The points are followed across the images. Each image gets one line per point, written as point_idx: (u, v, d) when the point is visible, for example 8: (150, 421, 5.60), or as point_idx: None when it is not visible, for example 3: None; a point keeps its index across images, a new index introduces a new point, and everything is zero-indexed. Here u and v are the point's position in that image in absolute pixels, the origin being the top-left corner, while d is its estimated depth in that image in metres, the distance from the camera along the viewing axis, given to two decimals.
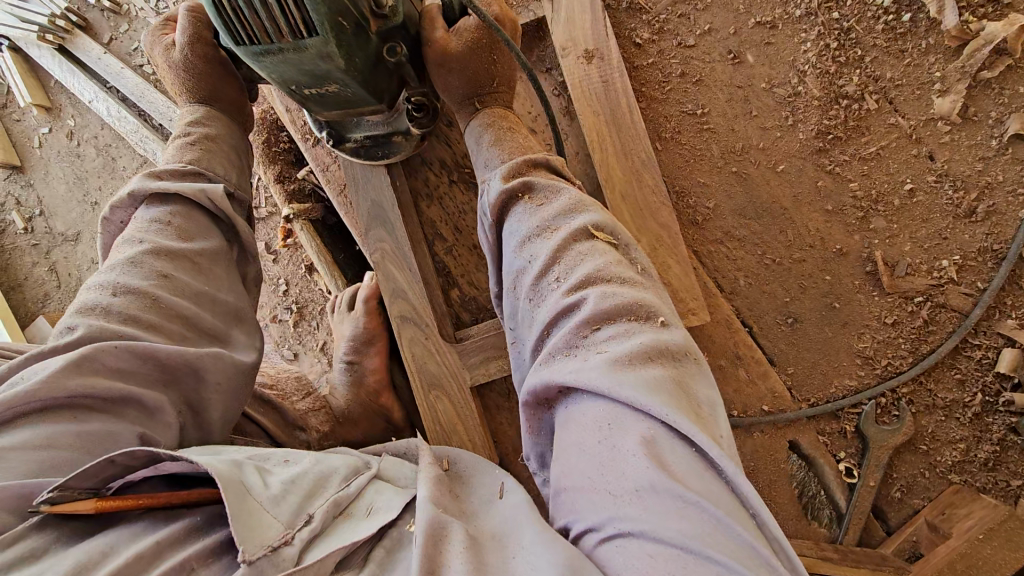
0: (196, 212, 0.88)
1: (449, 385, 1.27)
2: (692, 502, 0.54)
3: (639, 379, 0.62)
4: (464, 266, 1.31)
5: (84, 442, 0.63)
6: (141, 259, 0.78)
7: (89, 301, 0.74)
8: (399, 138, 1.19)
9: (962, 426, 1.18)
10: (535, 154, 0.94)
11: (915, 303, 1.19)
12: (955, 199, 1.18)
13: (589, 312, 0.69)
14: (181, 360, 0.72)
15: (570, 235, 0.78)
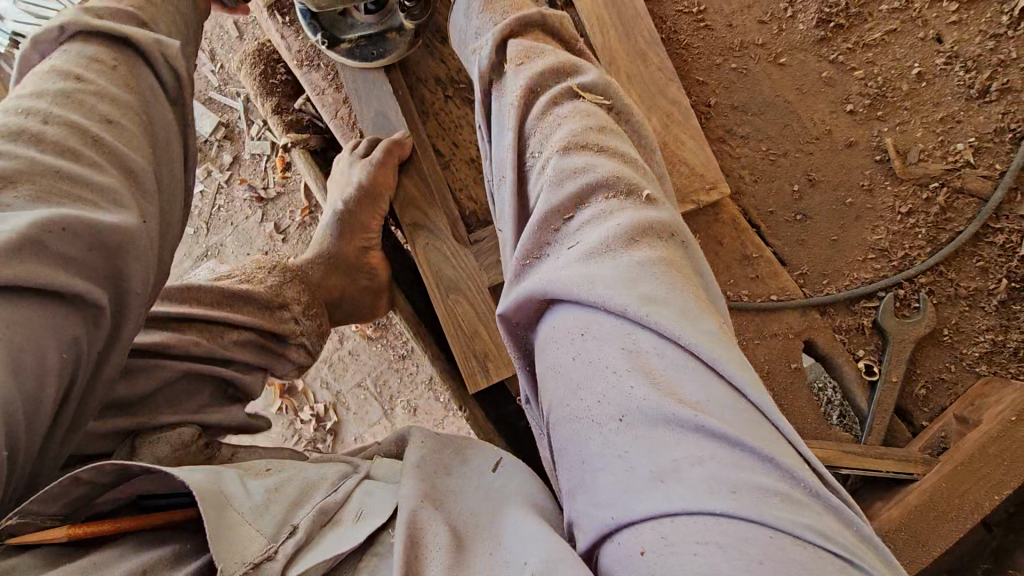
0: (145, 71, 0.77)
1: (467, 288, 1.26)
2: (676, 413, 0.55)
3: (616, 277, 0.62)
4: (463, 180, 1.31)
5: (7, 332, 0.54)
6: (80, 97, 0.69)
7: (4, 121, 0.65)
8: (394, 35, 1.22)
9: (990, 315, 1.12)
10: (530, 10, 0.91)
11: (930, 189, 1.15)
12: (967, 80, 1.14)
13: (562, 202, 0.70)
14: (123, 238, 0.64)
15: (553, 98, 0.79)
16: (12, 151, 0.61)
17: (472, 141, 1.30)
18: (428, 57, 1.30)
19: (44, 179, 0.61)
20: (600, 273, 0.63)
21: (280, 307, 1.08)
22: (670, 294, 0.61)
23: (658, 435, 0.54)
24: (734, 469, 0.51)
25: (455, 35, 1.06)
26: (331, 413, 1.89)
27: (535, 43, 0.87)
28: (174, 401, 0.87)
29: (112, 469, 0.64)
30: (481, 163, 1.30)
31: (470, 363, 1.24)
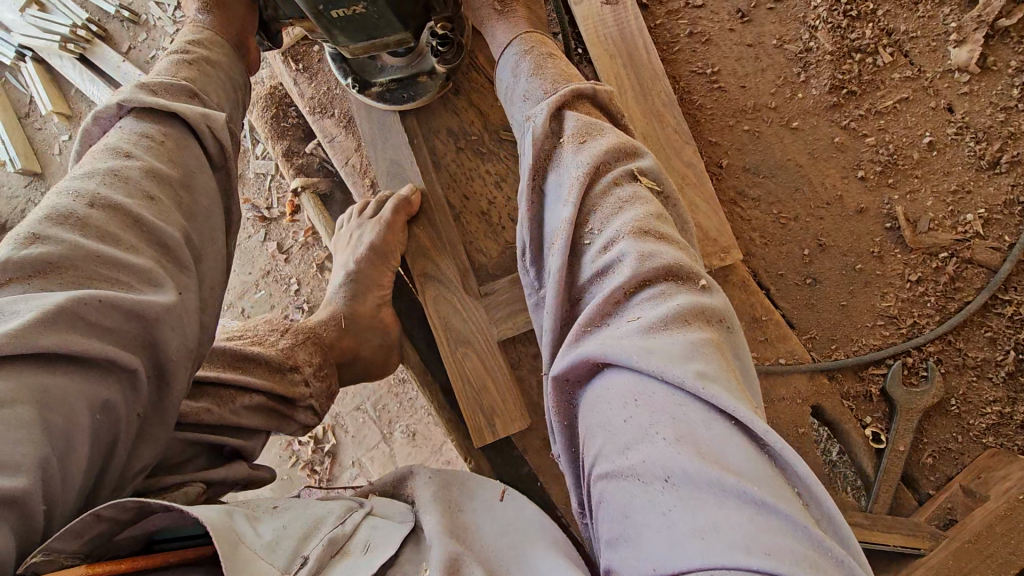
0: (193, 145, 0.85)
1: (476, 339, 1.25)
2: (726, 485, 0.52)
3: (672, 350, 0.61)
4: (474, 231, 1.31)
5: (48, 398, 0.59)
6: (129, 175, 0.75)
7: (60, 206, 0.70)
8: (424, 78, 1.24)
9: (996, 386, 1.13)
10: (584, 85, 0.91)
11: (940, 259, 1.15)
12: (977, 151, 1.14)
13: (626, 277, 0.68)
14: (158, 309, 0.68)
15: (614, 178, 0.78)
16: (61, 235, 0.67)
17: (483, 193, 1.30)
18: (441, 109, 1.30)
19: (87, 258, 0.66)
20: (656, 344, 0.62)
21: (292, 369, 1.10)
22: (723, 372, 0.61)
23: (706, 503, 0.52)
24: (770, 533, 0.49)
25: (500, 90, 1.05)
26: (330, 437, 1.82)
27: (590, 121, 0.86)
28: (177, 466, 0.87)
29: (134, 506, 0.63)
30: (491, 217, 1.30)
31: (477, 418, 1.24)
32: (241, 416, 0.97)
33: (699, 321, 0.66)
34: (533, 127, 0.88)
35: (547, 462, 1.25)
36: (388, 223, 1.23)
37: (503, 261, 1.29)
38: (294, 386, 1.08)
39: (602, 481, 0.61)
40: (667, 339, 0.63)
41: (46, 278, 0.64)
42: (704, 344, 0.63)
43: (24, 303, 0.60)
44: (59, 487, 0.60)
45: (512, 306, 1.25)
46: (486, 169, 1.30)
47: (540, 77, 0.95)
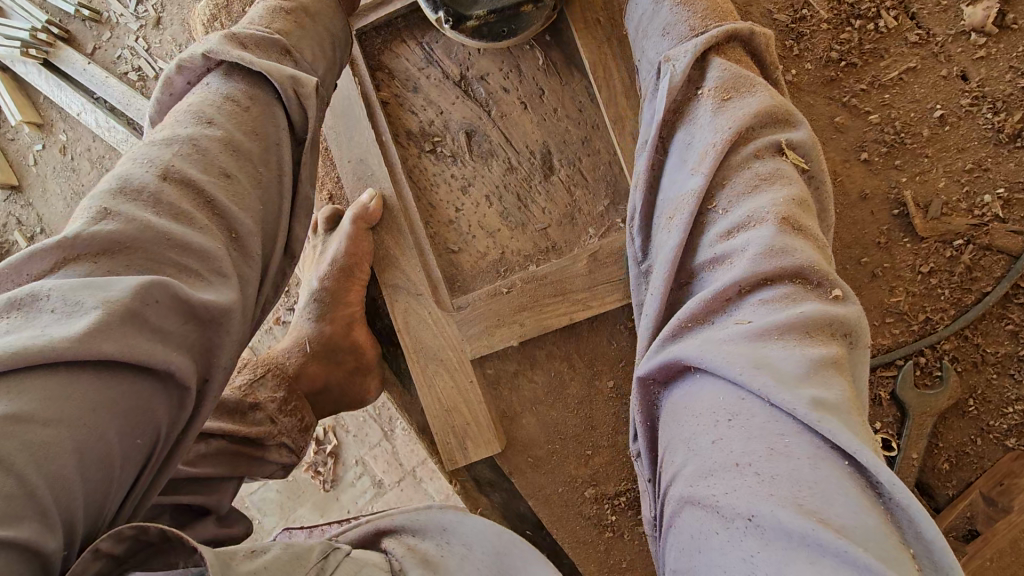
0: (278, 111, 0.83)
1: (450, 358, 1.16)
2: (825, 544, 0.45)
3: (783, 366, 0.55)
4: (442, 242, 1.20)
5: (97, 420, 0.54)
6: (205, 145, 0.73)
7: (135, 176, 0.67)
8: (529, 6, 1.03)
9: (1019, 384, 1.03)
10: (740, 23, 0.81)
11: (955, 246, 1.04)
12: (995, 122, 1.02)
13: (743, 273, 0.62)
14: (217, 312, 0.64)
15: (756, 147, 0.70)
16: (133, 210, 0.63)
17: (451, 200, 1.20)
18: (401, 112, 1.20)
19: (157, 240, 0.63)
20: (763, 356, 0.56)
21: (253, 407, 1.02)
22: (844, 401, 0.53)
23: (795, 559, 0.46)
24: None
25: (631, 14, 0.94)
26: (330, 436, 1.44)
27: (742, 72, 0.76)
28: None
29: (132, 535, 0.56)
30: (462, 224, 1.20)
31: (453, 445, 1.16)
32: (201, 465, 0.86)
33: (823, 333, 0.58)
34: (671, 71, 0.78)
35: (539, 486, 1.18)
36: (351, 237, 1.15)
37: (479, 272, 1.20)
38: (254, 426, 0.99)
39: (680, 501, 0.57)
40: (778, 350, 0.56)
41: (112, 260, 0.60)
42: (824, 363, 0.55)
43: (88, 293, 0.56)
44: (105, 494, 0.56)
45: (490, 323, 1.14)
46: (456, 173, 1.19)
47: (689, 8, 0.85)
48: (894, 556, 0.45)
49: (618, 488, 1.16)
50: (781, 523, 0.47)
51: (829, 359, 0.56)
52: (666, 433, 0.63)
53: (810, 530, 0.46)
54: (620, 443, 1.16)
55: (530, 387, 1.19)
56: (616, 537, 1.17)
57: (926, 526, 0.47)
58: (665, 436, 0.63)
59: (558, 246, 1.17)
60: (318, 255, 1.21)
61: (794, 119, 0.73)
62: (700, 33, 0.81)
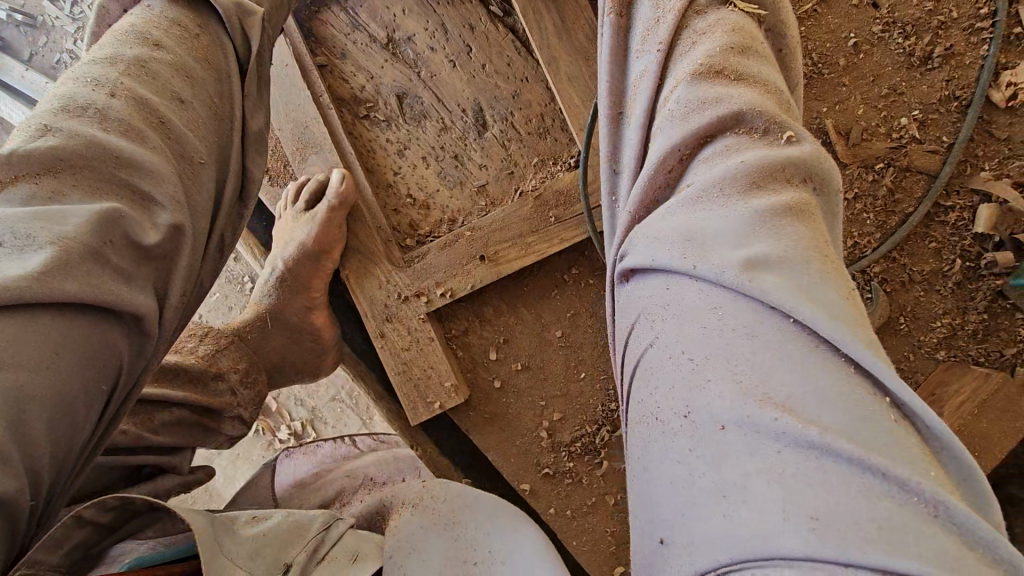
0: (229, 46, 0.76)
1: (404, 316, 1.15)
2: (763, 423, 0.43)
3: (715, 233, 0.51)
4: (387, 205, 1.20)
5: (57, 368, 0.48)
6: (154, 68, 0.67)
7: (79, 95, 0.61)
8: None
9: (944, 299, 1.07)
10: None
11: (876, 171, 1.07)
12: (906, 46, 1.05)
13: (681, 143, 0.60)
14: (169, 249, 0.59)
15: (693, 13, 0.72)
16: (76, 127, 0.57)
17: (391, 163, 1.19)
18: (336, 78, 1.18)
19: (107, 160, 0.56)
20: (694, 225, 0.53)
21: (216, 377, 0.92)
22: (792, 254, 0.49)
23: (736, 453, 0.44)
24: (834, 487, 0.40)
25: None
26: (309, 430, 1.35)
27: None
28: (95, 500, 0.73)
29: (118, 503, 0.57)
30: (406, 184, 1.19)
31: (415, 400, 1.16)
32: (163, 436, 0.81)
33: (770, 184, 0.53)
34: None
35: (499, 440, 1.19)
36: (326, 219, 1.08)
37: (426, 232, 1.19)
38: (219, 397, 0.91)
39: (633, 410, 0.56)
40: (713, 217, 0.52)
41: (57, 181, 0.53)
42: (770, 215, 0.51)
43: (39, 227, 0.49)
44: (69, 452, 0.51)
45: (438, 279, 1.15)
46: (395, 136, 1.19)
47: None
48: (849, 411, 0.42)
49: (574, 435, 1.17)
50: (714, 412, 0.45)
51: (774, 209, 0.51)
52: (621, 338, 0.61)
53: (750, 413, 0.43)
54: (573, 392, 1.17)
55: (483, 342, 1.19)
56: (575, 483, 1.18)
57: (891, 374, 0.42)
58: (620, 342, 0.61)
59: (497, 203, 1.17)
60: (283, 234, 1.12)
61: None
62: None
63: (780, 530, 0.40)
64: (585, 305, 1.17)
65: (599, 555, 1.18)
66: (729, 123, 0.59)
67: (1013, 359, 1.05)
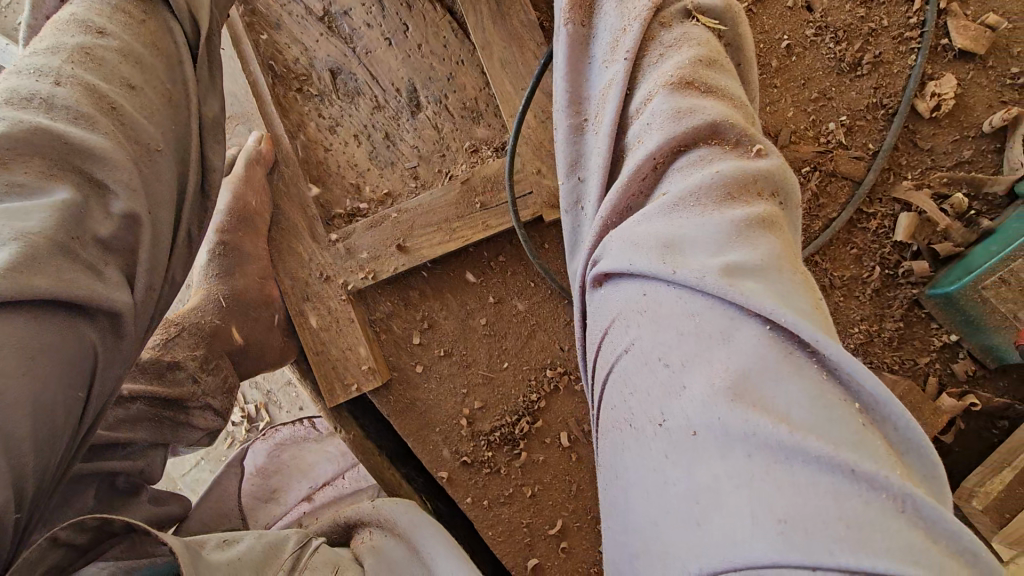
0: (173, 27, 0.75)
1: (325, 295, 1.14)
2: (737, 428, 0.41)
3: (695, 238, 0.51)
4: (317, 181, 1.18)
5: (34, 367, 0.52)
6: (96, 51, 0.67)
7: (23, 86, 0.61)
8: None
9: (863, 305, 1.07)
10: None
11: (802, 174, 1.07)
12: (837, 52, 1.06)
13: (658, 149, 0.59)
14: (130, 243, 0.63)
15: (661, 20, 0.68)
16: (20, 115, 0.58)
17: (323, 138, 1.17)
18: (270, 47, 1.16)
19: (61, 148, 0.58)
20: (675, 230, 0.52)
21: (172, 367, 0.92)
22: (769, 259, 0.49)
23: (708, 457, 0.43)
24: (808, 489, 0.39)
25: None
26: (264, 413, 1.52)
27: None
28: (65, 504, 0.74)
29: (93, 525, 0.58)
30: (337, 162, 1.18)
31: (332, 382, 1.15)
32: (123, 431, 0.83)
33: (746, 192, 0.53)
34: None
35: (417, 425, 1.17)
36: (246, 180, 1.08)
37: (354, 211, 1.17)
38: (179, 387, 0.92)
39: (610, 417, 0.55)
40: (690, 222, 0.52)
41: (7, 169, 0.54)
42: (749, 219, 0.51)
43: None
44: (51, 452, 0.56)
45: (364, 259, 1.14)
46: (329, 111, 1.17)
47: None
48: (825, 415, 0.41)
49: (493, 424, 1.15)
50: (688, 416, 0.45)
51: (751, 217, 0.51)
52: (596, 343, 0.59)
53: (728, 415, 0.42)
54: (493, 381, 1.15)
55: (405, 326, 1.18)
56: (493, 473, 1.15)
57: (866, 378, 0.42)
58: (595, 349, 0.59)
59: (428, 185, 1.15)
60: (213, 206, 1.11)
61: None
62: None
63: (750, 534, 0.39)
64: (510, 292, 1.15)
65: (513, 547, 1.15)
66: (705, 127, 0.57)
67: (925, 369, 1.06)
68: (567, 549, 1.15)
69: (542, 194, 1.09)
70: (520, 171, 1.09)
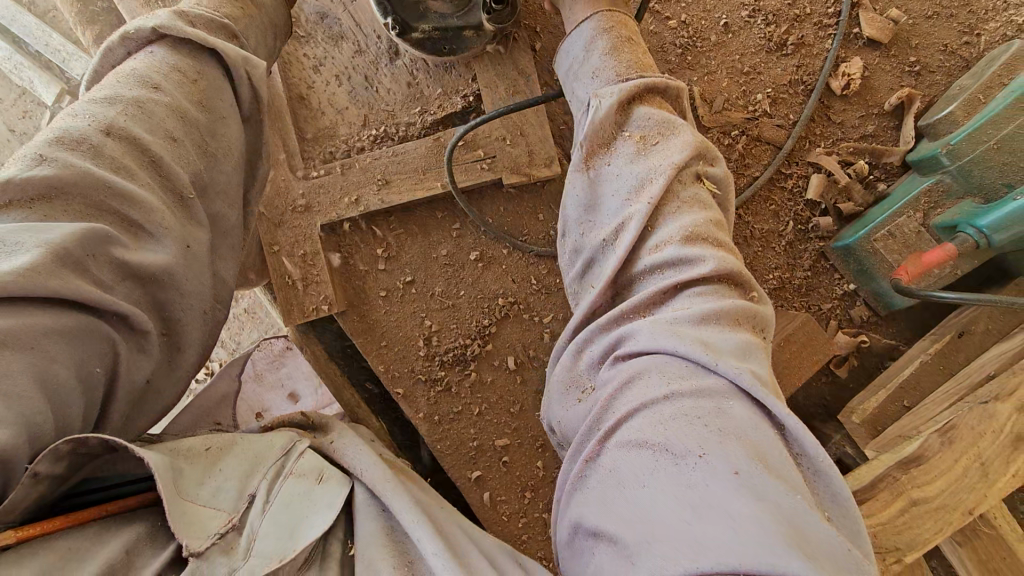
0: (224, 87, 0.84)
1: (297, 223, 1.23)
2: (766, 482, 0.52)
3: (725, 346, 0.64)
4: (299, 117, 1.28)
5: (45, 350, 0.56)
6: (148, 106, 0.74)
7: (75, 129, 0.68)
8: (469, 32, 1.16)
9: (778, 255, 1.23)
10: (657, 78, 0.88)
11: (731, 136, 1.22)
12: (766, 33, 1.21)
13: (693, 274, 0.69)
14: (157, 271, 0.67)
15: (680, 178, 0.77)
16: (70, 159, 0.65)
17: (305, 80, 1.27)
18: None
19: (96, 186, 0.65)
20: (709, 336, 0.64)
21: None
22: (769, 382, 0.64)
23: (738, 492, 0.52)
24: (814, 538, 0.50)
25: (562, 65, 1.01)
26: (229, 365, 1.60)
27: (664, 117, 0.83)
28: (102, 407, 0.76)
29: (69, 451, 0.56)
30: (317, 103, 1.28)
31: (292, 306, 1.22)
32: None
33: (748, 327, 0.68)
34: (598, 107, 0.84)
35: (378, 345, 1.27)
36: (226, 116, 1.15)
37: (331, 152, 1.27)
38: None
39: (618, 447, 0.61)
40: (716, 333, 0.65)
41: (50, 206, 0.62)
42: (756, 350, 0.66)
43: (26, 234, 0.58)
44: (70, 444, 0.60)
45: (340, 192, 1.24)
46: (314, 57, 1.27)
47: (615, 59, 0.91)
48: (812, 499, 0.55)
49: (448, 346, 1.27)
50: (722, 456, 0.54)
51: (756, 349, 0.66)
52: (605, 397, 0.66)
53: (758, 472, 0.53)
54: (450, 307, 1.28)
55: (370, 253, 1.28)
56: (445, 391, 1.27)
57: (838, 488, 0.57)
58: (604, 402, 0.66)
59: (400, 125, 1.27)
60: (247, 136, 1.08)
61: (716, 159, 0.82)
62: (625, 81, 0.87)
63: (781, 548, 0.47)
64: (470, 231, 1.28)
65: (459, 460, 1.27)
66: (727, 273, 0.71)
67: (828, 313, 1.22)
68: (508, 462, 1.28)
69: (504, 158, 1.22)
70: (485, 136, 1.22)
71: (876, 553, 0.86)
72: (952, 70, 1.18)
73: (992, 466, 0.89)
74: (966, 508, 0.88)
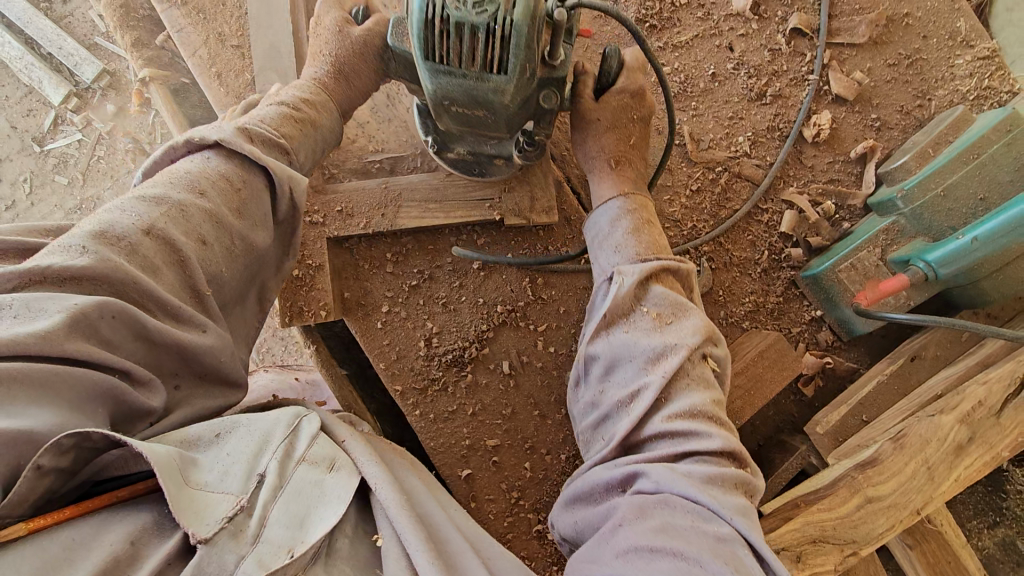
0: (265, 200, 0.84)
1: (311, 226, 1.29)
2: None
3: (729, 503, 0.71)
4: None
5: (54, 400, 0.57)
6: (190, 212, 0.73)
7: (117, 224, 0.67)
8: (500, 161, 1.25)
9: (753, 281, 1.35)
10: (670, 259, 0.94)
11: (715, 172, 1.36)
12: (748, 84, 1.36)
13: (700, 446, 0.76)
14: (171, 342, 0.67)
15: (691, 359, 0.84)
16: (105, 253, 0.64)
17: None
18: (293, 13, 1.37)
19: (122, 279, 0.63)
20: (716, 492, 0.72)
21: None
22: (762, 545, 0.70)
23: None
24: None
25: (586, 229, 1.06)
26: None
27: (676, 296, 0.90)
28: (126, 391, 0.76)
29: (71, 445, 0.55)
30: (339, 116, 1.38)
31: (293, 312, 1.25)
32: None
33: (743, 491, 0.75)
34: (620, 284, 0.90)
35: (382, 344, 1.34)
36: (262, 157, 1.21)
37: (349, 166, 1.36)
38: None
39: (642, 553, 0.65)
40: (721, 492, 0.72)
41: (79, 286, 0.61)
42: (750, 514, 0.73)
43: (51, 303, 0.58)
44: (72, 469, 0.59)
45: (354, 207, 1.30)
46: None
47: (636, 238, 0.97)
48: None
49: (447, 348, 1.35)
50: None
51: (749, 513, 0.73)
52: (627, 514, 0.71)
53: None
54: (451, 312, 1.36)
55: (379, 257, 1.35)
56: (441, 391, 1.34)
57: None
58: (628, 512, 0.71)
59: (415, 141, 1.37)
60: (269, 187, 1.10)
61: (718, 339, 0.90)
62: (644, 260, 0.94)
63: None
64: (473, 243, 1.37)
65: (451, 458, 1.34)
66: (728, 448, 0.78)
67: (797, 336, 1.34)
68: (497, 462, 1.35)
69: (507, 204, 1.30)
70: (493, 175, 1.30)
71: (835, 543, 0.98)
72: (907, 128, 1.35)
73: (936, 470, 1.02)
74: (915, 508, 1.01)
